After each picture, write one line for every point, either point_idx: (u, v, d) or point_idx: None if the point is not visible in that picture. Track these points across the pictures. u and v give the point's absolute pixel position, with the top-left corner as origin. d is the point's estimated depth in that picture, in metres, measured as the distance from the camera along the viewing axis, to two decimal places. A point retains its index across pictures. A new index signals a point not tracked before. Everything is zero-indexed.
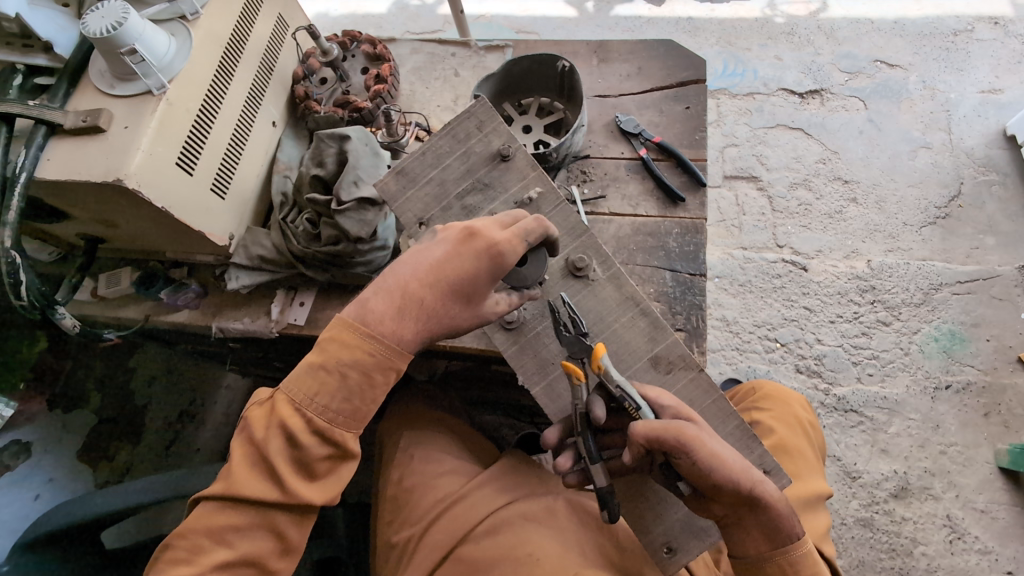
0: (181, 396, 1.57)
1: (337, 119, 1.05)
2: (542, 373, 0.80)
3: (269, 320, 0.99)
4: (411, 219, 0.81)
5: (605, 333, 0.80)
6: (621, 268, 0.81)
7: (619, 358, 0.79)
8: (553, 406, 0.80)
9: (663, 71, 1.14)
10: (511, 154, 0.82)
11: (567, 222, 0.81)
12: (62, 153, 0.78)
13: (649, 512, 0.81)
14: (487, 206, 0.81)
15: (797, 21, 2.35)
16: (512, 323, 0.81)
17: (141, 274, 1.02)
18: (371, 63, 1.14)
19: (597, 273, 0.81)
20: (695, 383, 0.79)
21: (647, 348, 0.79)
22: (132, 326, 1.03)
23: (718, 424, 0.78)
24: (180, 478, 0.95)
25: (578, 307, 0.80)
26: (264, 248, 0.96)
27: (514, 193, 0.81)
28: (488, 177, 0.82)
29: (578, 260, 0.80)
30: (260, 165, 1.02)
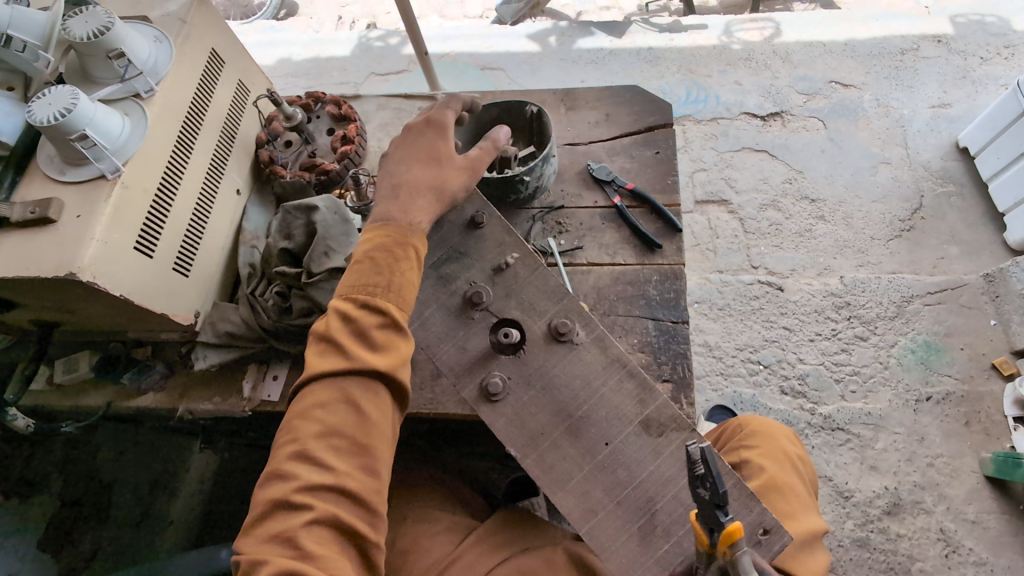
0: (150, 468, 1.49)
1: (304, 183, 1.03)
2: (531, 446, 0.77)
3: (240, 398, 0.94)
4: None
5: (591, 398, 0.78)
6: (604, 330, 0.80)
7: (608, 423, 0.77)
8: (544, 479, 0.76)
9: (631, 116, 1.14)
10: (482, 221, 0.83)
11: (544, 289, 0.81)
12: (9, 248, 0.73)
13: None
14: (463, 275, 0.82)
15: (753, 47, 2.42)
16: (496, 394, 0.78)
17: (101, 358, 0.96)
18: (337, 124, 1.12)
19: (581, 336, 0.79)
20: (689, 443, 0.77)
21: (637, 411, 0.78)
22: (93, 414, 0.97)
23: None
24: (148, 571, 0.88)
25: (560, 374, 0.79)
26: (232, 323, 0.92)
27: (489, 259, 0.82)
28: (463, 245, 0.83)
29: (560, 325, 0.79)
30: (226, 237, 0.98)
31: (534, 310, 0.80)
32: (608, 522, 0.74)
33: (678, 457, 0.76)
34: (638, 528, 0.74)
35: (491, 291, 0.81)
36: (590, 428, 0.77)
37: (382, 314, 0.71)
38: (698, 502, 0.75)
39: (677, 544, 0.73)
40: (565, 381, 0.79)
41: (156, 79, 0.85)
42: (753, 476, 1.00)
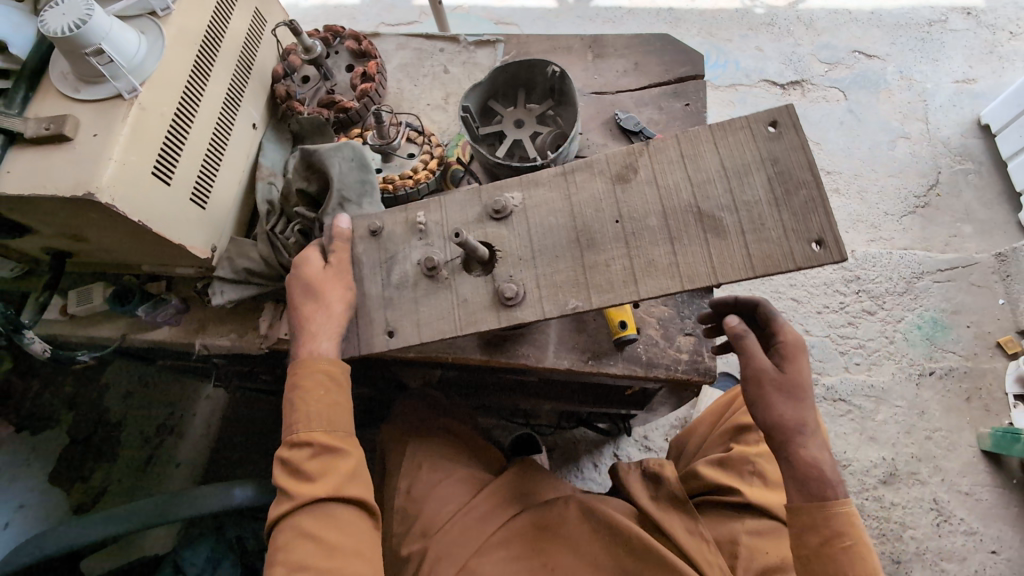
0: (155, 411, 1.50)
1: (322, 120, 1.00)
2: (579, 284, 0.71)
3: (257, 335, 0.94)
4: (380, 334, 0.76)
5: (571, 210, 0.73)
6: (513, 179, 0.76)
7: (603, 216, 0.72)
8: (614, 296, 0.69)
9: (661, 66, 1.10)
10: (379, 227, 0.79)
11: (463, 202, 0.78)
12: (24, 165, 0.71)
13: (757, 252, 0.66)
14: (410, 254, 0.78)
15: (776, 12, 2.34)
16: (512, 297, 0.71)
17: (115, 290, 0.96)
18: (357, 60, 1.07)
19: (512, 198, 0.75)
20: (659, 153, 0.71)
21: (607, 185, 0.72)
22: (107, 345, 0.96)
23: (701, 146, 0.70)
24: (165, 502, 0.90)
25: (537, 220, 0.74)
26: (251, 260, 0.90)
27: (404, 233, 0.79)
28: (386, 250, 0.79)
29: (493, 208, 0.75)
30: (242, 172, 0.96)
31: (467, 224, 0.77)
32: (692, 252, 0.68)
33: (664, 169, 0.71)
34: (706, 233, 0.67)
35: (435, 249, 0.77)
36: (593, 230, 0.72)
37: (309, 444, 0.75)
38: (712, 165, 0.69)
39: (745, 207, 0.67)
40: (542, 224, 0.74)
41: None
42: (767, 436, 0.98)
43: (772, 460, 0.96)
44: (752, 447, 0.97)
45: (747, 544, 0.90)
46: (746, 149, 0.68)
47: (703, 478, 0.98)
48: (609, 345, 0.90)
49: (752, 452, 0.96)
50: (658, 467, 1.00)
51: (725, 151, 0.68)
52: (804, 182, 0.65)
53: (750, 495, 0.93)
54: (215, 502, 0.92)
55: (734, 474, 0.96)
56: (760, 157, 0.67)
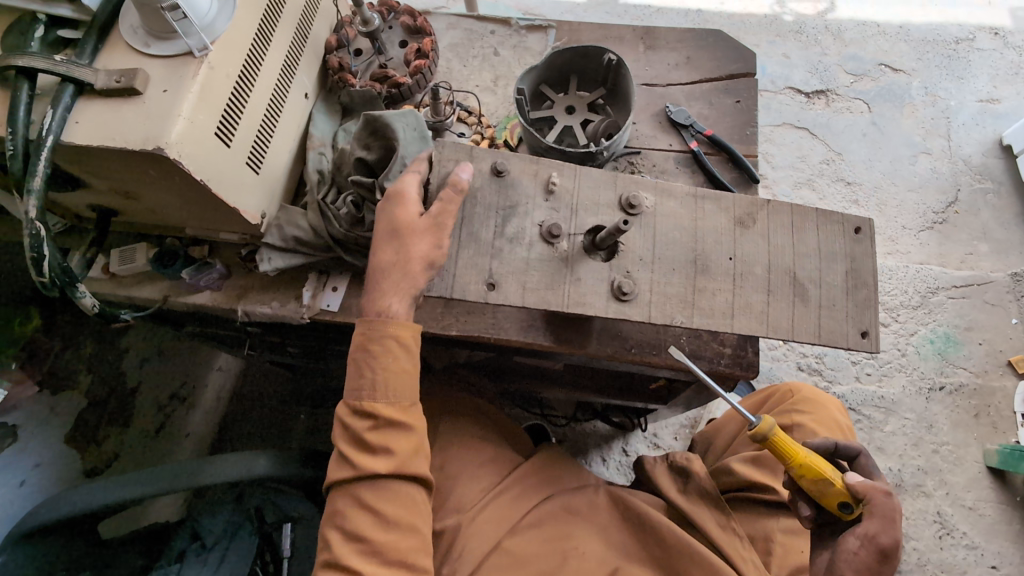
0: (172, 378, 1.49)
1: (374, 94, 1.00)
2: (684, 305, 0.75)
3: (299, 304, 0.93)
4: (479, 286, 0.73)
5: (695, 233, 0.78)
6: (655, 180, 0.79)
7: (719, 246, 0.78)
8: (714, 321, 0.76)
9: (713, 62, 1.10)
10: (504, 169, 0.76)
11: (598, 181, 0.78)
12: (92, 115, 0.70)
13: (826, 323, 0.79)
14: (525, 219, 0.75)
15: (805, 20, 2.34)
16: (625, 292, 0.74)
17: (158, 251, 0.95)
18: (410, 36, 1.07)
19: (648, 200, 0.77)
20: (777, 211, 0.81)
21: (729, 220, 0.79)
22: (148, 306, 0.95)
23: (808, 216, 0.81)
24: (190, 468, 0.92)
25: (662, 234, 0.77)
26: (299, 228, 0.90)
27: (536, 189, 0.76)
28: (506, 200, 0.75)
29: (629, 198, 0.77)
30: (293, 140, 0.96)
31: (597, 205, 0.77)
32: (778, 305, 0.78)
33: (778, 228, 0.80)
34: (795, 297, 0.78)
35: (560, 216, 0.76)
36: (709, 258, 0.77)
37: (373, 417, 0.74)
38: (810, 240, 0.80)
39: (828, 289, 0.79)
40: (667, 236, 0.77)
41: None
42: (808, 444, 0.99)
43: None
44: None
45: (781, 541, 0.92)
46: (839, 240, 0.81)
47: (739, 476, 0.99)
48: (652, 336, 0.91)
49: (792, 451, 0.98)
50: (685, 461, 0.99)
51: (822, 234, 0.81)
52: (865, 283, 0.81)
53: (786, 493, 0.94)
54: (239, 470, 0.94)
55: (769, 473, 0.97)
56: (845, 249, 0.81)
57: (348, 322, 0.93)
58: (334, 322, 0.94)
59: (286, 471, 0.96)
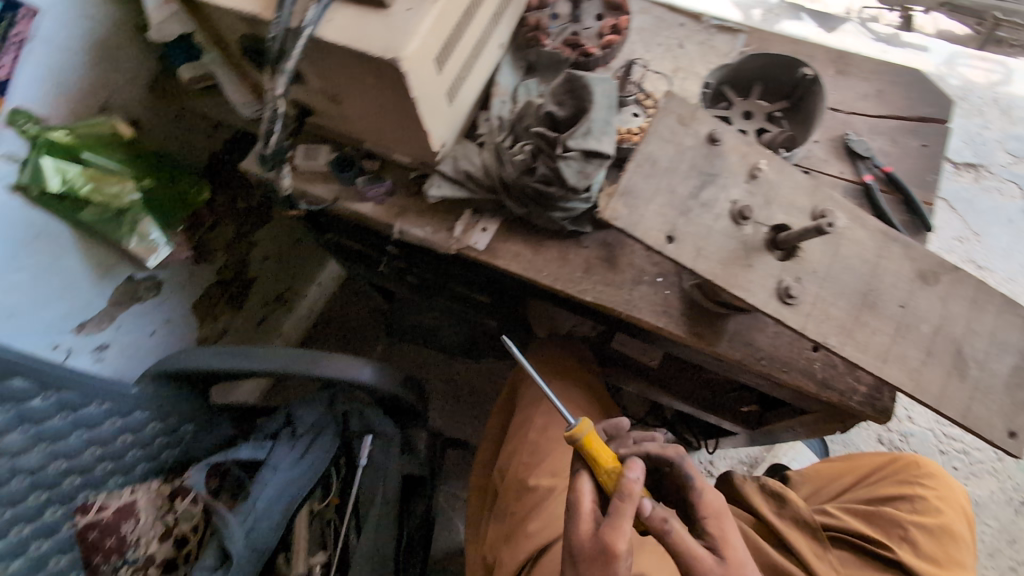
0: None
1: (563, 58, 1.04)
2: (843, 332, 0.74)
3: (449, 236, 0.99)
4: (659, 235, 0.71)
5: (875, 268, 0.76)
6: (855, 207, 0.78)
7: (895, 290, 0.76)
8: (866, 357, 0.73)
9: (905, 100, 1.07)
10: (720, 138, 0.75)
11: (799, 185, 0.76)
12: (343, 17, 0.78)
13: (981, 404, 0.75)
14: (722, 194, 0.74)
15: (972, 87, 2.19)
16: (791, 298, 0.73)
17: (338, 157, 1.04)
18: (607, 12, 1.10)
19: (842, 221, 0.77)
20: (961, 282, 0.78)
21: (911, 267, 0.77)
22: (318, 204, 1.03)
23: (988, 296, 0.78)
24: (305, 357, 1.00)
25: (843, 258, 0.76)
26: (473, 164, 0.96)
27: (741, 170, 0.75)
28: (711, 167, 0.74)
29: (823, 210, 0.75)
30: (481, 85, 1.02)
31: (791, 206, 0.75)
32: (933, 370, 0.75)
33: (958, 296, 0.77)
34: (954, 368, 0.75)
35: (754, 201, 0.75)
36: (881, 297, 0.75)
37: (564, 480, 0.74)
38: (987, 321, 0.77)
39: (990, 375, 0.76)
40: (846, 261, 0.76)
41: None
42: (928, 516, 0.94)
43: (930, 536, 0.92)
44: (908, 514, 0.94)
45: None
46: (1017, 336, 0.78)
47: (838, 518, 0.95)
48: (785, 353, 0.89)
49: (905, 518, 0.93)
50: (779, 487, 0.98)
51: (999, 320, 0.77)
52: None
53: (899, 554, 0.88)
54: (347, 372, 1.02)
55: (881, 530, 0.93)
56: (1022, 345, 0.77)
57: (491, 264, 0.97)
58: (476, 260, 0.99)
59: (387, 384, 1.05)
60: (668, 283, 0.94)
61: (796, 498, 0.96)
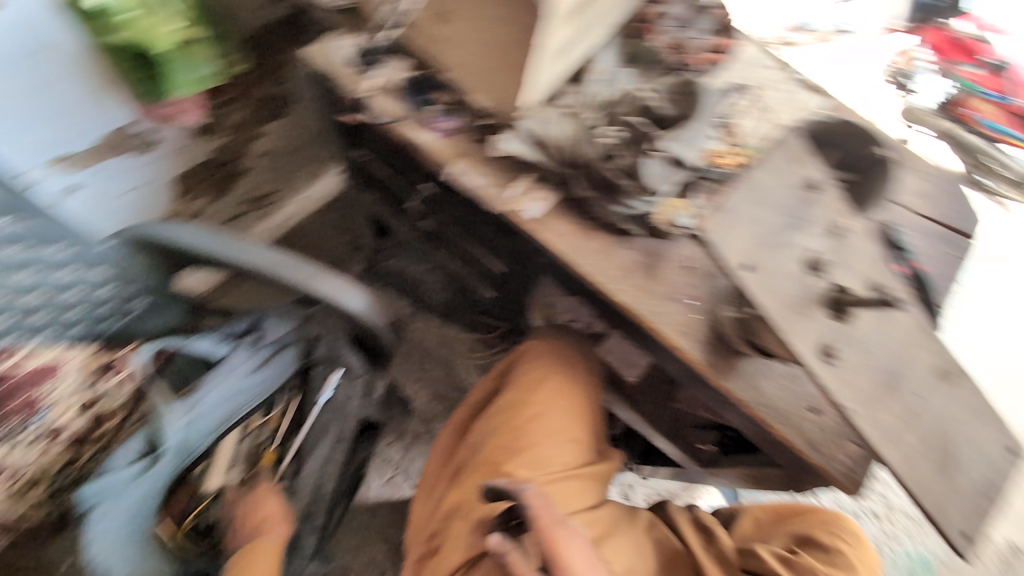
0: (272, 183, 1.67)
1: (665, 61, 1.03)
2: (866, 403, 0.76)
3: (501, 194, 0.95)
4: (736, 258, 0.71)
5: (905, 355, 0.80)
6: (905, 293, 0.81)
7: (915, 380, 0.80)
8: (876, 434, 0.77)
9: (950, 211, 1.12)
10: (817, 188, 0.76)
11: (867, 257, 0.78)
12: None
13: (951, 502, 0.80)
14: (804, 240, 0.74)
15: None
16: (832, 358, 0.75)
17: (415, 78, 0.99)
18: (719, 31, 1.09)
19: (896, 303, 0.79)
20: (966, 392, 0.83)
21: (935, 362, 0.82)
22: (378, 117, 0.97)
23: (983, 409, 0.84)
24: (307, 270, 0.95)
25: (884, 335, 0.79)
26: (552, 132, 0.93)
27: (824, 223, 0.76)
28: (801, 210, 0.74)
29: (876, 285, 0.79)
30: (583, 56, 0.99)
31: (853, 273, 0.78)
32: (925, 462, 0.79)
33: (960, 402, 0.83)
34: (940, 465, 0.80)
35: (828, 256, 0.76)
36: (903, 381, 0.79)
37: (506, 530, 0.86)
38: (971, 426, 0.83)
39: (967, 480, 0.82)
40: (884, 340, 0.79)
41: None
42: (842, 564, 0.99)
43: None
44: (821, 565, 0.97)
45: None
46: (994, 452, 0.84)
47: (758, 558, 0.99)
48: (786, 405, 0.92)
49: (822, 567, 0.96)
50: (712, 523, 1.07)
51: (981, 434, 0.84)
52: (993, 496, 0.83)
53: None
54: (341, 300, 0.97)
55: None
56: (994, 463, 0.84)
57: (535, 236, 0.95)
58: (520, 227, 0.95)
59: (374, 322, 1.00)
60: (697, 307, 0.94)
61: (722, 536, 1.05)
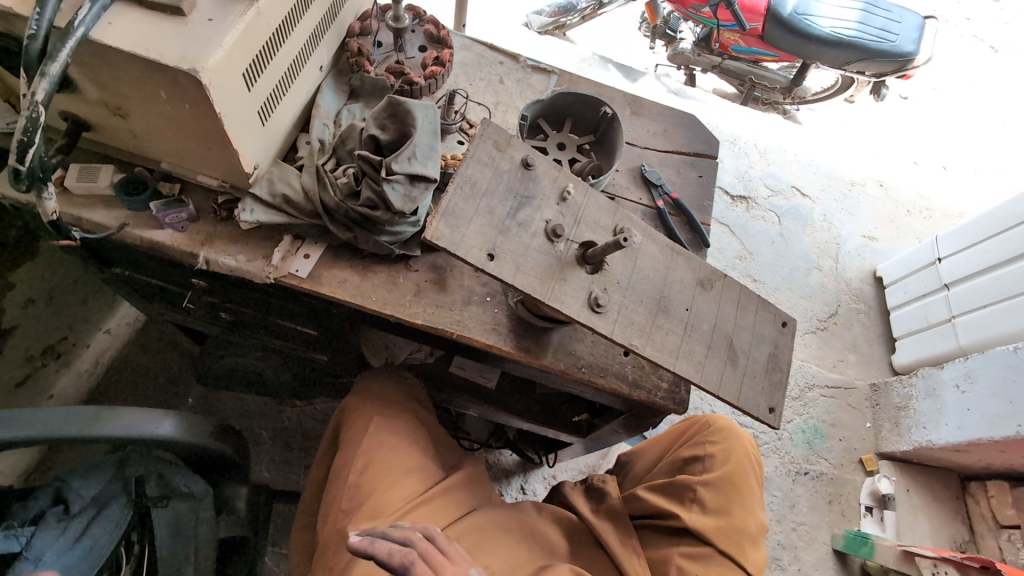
0: (54, 330, 1.50)
1: (386, 85, 1.04)
2: (644, 335, 0.84)
3: (265, 264, 0.92)
4: (480, 254, 0.74)
5: (665, 279, 0.88)
6: (646, 227, 0.89)
7: (681, 296, 0.89)
8: (663, 355, 0.85)
9: (685, 139, 1.26)
10: (533, 162, 0.81)
11: (602, 207, 0.85)
12: (127, 20, 0.69)
13: (746, 385, 0.91)
14: (538, 213, 0.80)
15: (739, 135, 2.71)
16: (601, 306, 0.81)
17: (126, 177, 0.91)
18: (430, 44, 1.13)
19: (639, 239, 0.87)
20: (727, 289, 0.94)
21: (693, 275, 0.91)
22: (97, 233, 0.89)
23: (748, 297, 0.95)
24: (91, 414, 0.85)
25: (640, 269, 0.87)
26: (290, 187, 0.90)
27: (552, 193, 0.81)
28: (526, 189, 0.79)
29: (620, 227, 0.85)
30: (299, 105, 0.98)
31: (596, 225, 0.84)
32: (713, 362, 0.89)
33: (727, 300, 0.93)
34: (727, 359, 0.90)
35: (565, 221, 0.81)
36: (671, 302, 0.88)
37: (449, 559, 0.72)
38: (741, 315, 0.94)
39: (754, 362, 0.93)
40: (643, 273, 0.87)
41: None
42: (714, 469, 1.02)
43: (713, 489, 1.00)
44: (696, 476, 1.02)
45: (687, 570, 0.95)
46: (770, 330, 0.96)
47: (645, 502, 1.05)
48: (601, 360, 0.97)
49: (696, 480, 1.01)
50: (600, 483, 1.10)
51: (754, 319, 0.95)
52: (781, 367, 0.94)
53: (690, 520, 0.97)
54: (144, 427, 0.89)
55: (676, 500, 1.02)
56: (773, 338, 0.96)
57: (314, 291, 0.92)
58: (298, 289, 0.93)
59: (192, 438, 0.93)
60: (495, 301, 0.97)
61: (613, 492, 1.08)
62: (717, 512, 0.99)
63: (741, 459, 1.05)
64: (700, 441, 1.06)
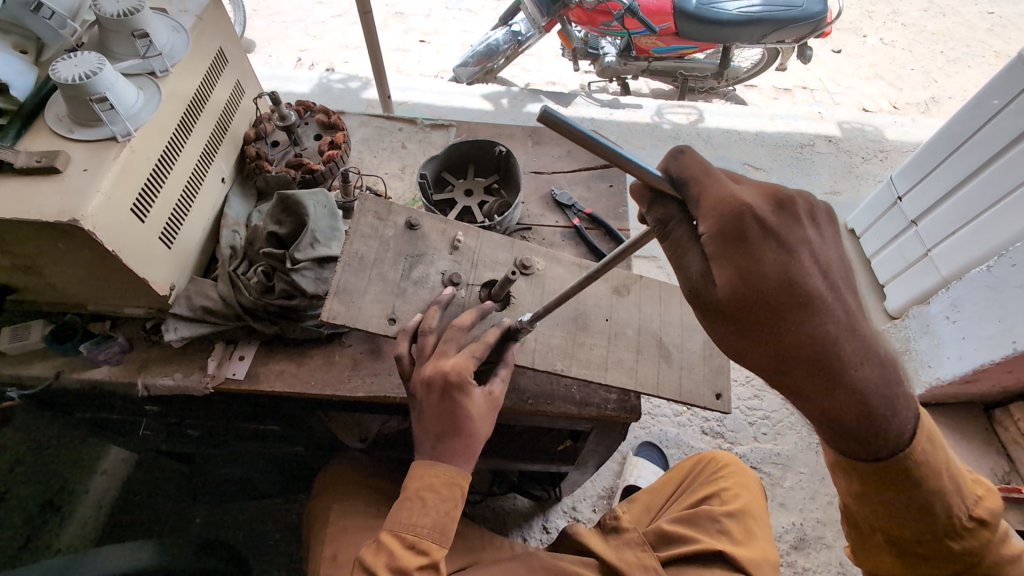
0: (49, 483, 1.45)
1: (288, 179, 1.08)
2: (565, 356, 0.87)
3: (203, 376, 0.94)
4: (381, 318, 0.81)
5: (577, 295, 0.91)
6: (548, 252, 0.93)
7: (597, 306, 0.92)
8: (590, 370, 0.87)
9: (590, 155, 1.31)
10: (418, 223, 0.89)
11: (496, 245, 0.91)
12: (7, 190, 0.75)
13: (687, 376, 0.92)
14: (432, 267, 0.86)
15: (680, 128, 2.75)
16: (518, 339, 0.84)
17: (56, 328, 0.95)
18: (324, 131, 1.20)
19: (540, 265, 0.91)
20: (645, 288, 0.96)
21: (606, 288, 0.94)
22: (35, 385, 0.92)
23: (669, 292, 0.98)
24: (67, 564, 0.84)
25: (550, 293, 0.89)
26: (209, 299, 0.94)
27: (442, 246, 0.88)
28: (415, 249, 0.87)
29: (523, 260, 0.90)
30: (206, 220, 1.03)
31: (494, 263, 0.89)
32: (648, 364, 0.90)
33: (647, 300, 0.95)
34: (660, 357, 0.91)
35: (461, 268, 0.87)
36: (589, 316, 0.91)
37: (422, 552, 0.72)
38: (665, 309, 0.96)
39: (688, 354, 0.93)
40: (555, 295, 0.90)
41: (172, 62, 0.92)
42: (733, 503, 1.06)
43: (737, 520, 1.03)
44: (717, 507, 1.05)
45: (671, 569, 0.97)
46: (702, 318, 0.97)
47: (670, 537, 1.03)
48: (546, 387, 0.98)
49: (719, 512, 1.03)
50: (614, 519, 1.08)
51: (680, 312, 0.96)
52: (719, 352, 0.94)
53: (721, 546, 0.99)
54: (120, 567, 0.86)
55: (704, 531, 1.03)
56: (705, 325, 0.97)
57: (254, 390, 0.94)
58: (240, 391, 0.95)
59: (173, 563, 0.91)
60: None
61: (627, 524, 1.06)
62: (743, 542, 1.01)
63: (753, 491, 1.11)
64: (720, 480, 1.10)
